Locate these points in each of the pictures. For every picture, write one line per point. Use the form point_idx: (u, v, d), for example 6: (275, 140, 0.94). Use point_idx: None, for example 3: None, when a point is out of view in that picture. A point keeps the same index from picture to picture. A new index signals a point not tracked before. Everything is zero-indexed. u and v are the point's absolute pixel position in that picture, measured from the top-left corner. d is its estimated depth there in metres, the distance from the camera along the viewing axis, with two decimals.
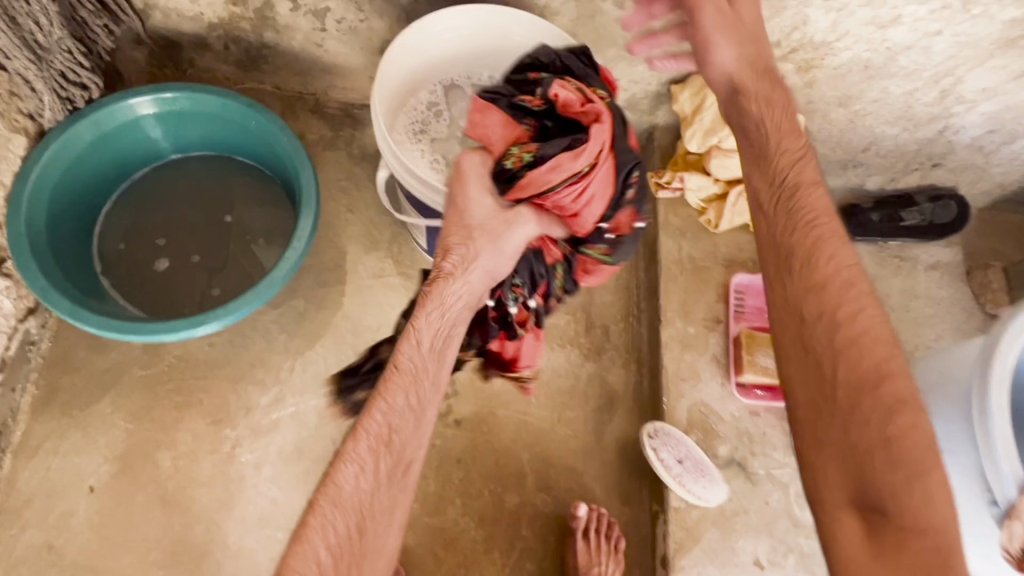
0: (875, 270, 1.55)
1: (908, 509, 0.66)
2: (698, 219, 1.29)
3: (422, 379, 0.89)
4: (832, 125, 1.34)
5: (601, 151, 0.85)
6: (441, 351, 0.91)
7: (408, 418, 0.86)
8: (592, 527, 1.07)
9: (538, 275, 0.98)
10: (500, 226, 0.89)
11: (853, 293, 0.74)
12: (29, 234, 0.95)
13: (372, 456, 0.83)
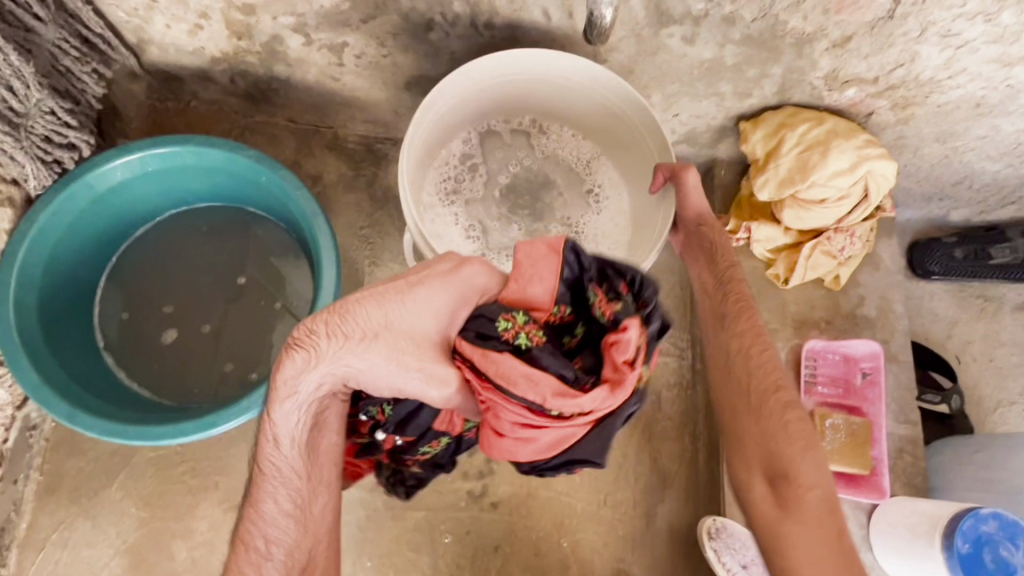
0: (955, 313, 1.39)
1: (811, 478, 0.78)
2: (765, 271, 1.15)
3: (281, 475, 0.78)
4: (923, 160, 1.16)
5: (581, 418, 0.67)
6: (310, 449, 0.79)
7: (288, 526, 0.78)
8: None
9: (411, 429, 0.83)
10: (400, 356, 0.73)
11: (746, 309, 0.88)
12: (18, 323, 0.85)
13: (260, 571, 0.75)
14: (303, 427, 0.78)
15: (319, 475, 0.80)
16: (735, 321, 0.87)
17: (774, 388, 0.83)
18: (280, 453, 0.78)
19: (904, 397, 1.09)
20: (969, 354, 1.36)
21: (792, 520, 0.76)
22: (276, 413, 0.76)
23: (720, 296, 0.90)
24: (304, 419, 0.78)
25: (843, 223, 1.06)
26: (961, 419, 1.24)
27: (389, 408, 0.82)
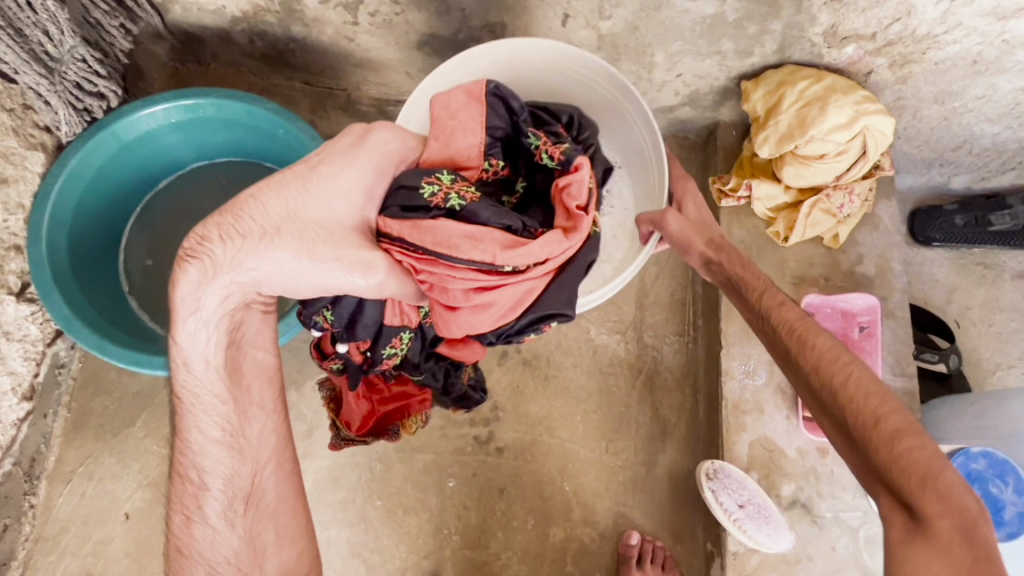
0: (954, 279, 1.41)
1: (937, 508, 0.67)
2: (765, 230, 1.18)
3: (202, 404, 0.79)
4: (923, 123, 1.18)
5: (540, 268, 0.75)
6: (230, 369, 0.80)
7: (221, 456, 0.81)
8: (647, 558, 1.04)
9: (362, 332, 0.84)
10: (307, 249, 0.70)
11: (809, 339, 0.80)
12: (51, 259, 0.89)
13: (200, 508, 0.82)
14: (216, 354, 0.78)
15: (246, 400, 0.82)
16: (802, 353, 0.80)
17: (876, 419, 0.73)
18: (190, 382, 0.79)
19: (900, 351, 1.12)
20: (969, 319, 1.38)
21: (928, 558, 0.65)
22: (181, 344, 0.76)
23: (773, 332, 0.83)
24: (213, 346, 0.77)
25: (842, 179, 1.09)
26: (958, 379, 1.26)
27: (329, 314, 0.82)
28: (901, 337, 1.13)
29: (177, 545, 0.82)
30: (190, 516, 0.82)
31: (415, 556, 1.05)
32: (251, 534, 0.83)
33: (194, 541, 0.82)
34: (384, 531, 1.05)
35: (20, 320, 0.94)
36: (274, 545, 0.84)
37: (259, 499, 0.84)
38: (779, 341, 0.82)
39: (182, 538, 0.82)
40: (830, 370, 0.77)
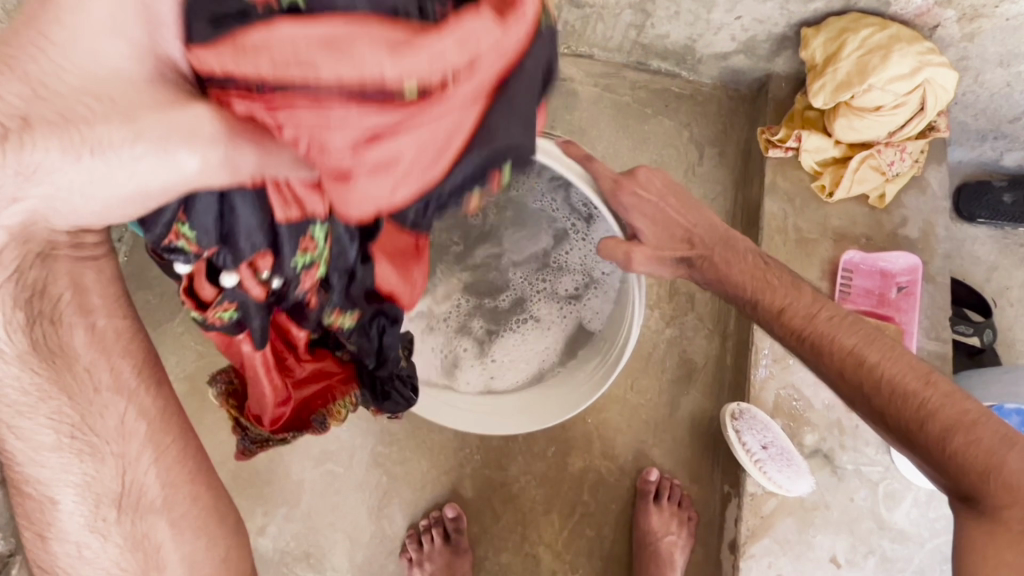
0: (996, 258, 1.38)
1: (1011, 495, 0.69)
2: (810, 183, 1.17)
3: (5, 398, 0.54)
4: (983, 88, 1.16)
5: (467, 87, 0.42)
6: (51, 342, 0.55)
7: (68, 465, 0.58)
8: (664, 493, 1.05)
9: (250, 246, 0.55)
10: (80, 145, 0.44)
11: (841, 345, 0.81)
12: None
13: (58, 521, 0.59)
14: (14, 335, 0.52)
15: (77, 386, 0.57)
16: (823, 359, 0.82)
17: (923, 417, 0.75)
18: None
19: (937, 316, 1.11)
20: (1006, 299, 1.36)
21: (1003, 544, 0.68)
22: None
23: (798, 342, 0.84)
24: (1, 327, 0.51)
25: (895, 135, 1.07)
26: (990, 354, 1.25)
27: (187, 233, 0.53)
28: (939, 302, 1.12)
29: (45, 566, 0.61)
30: (46, 534, 0.60)
31: (436, 471, 1.07)
32: (137, 541, 0.62)
33: (59, 561, 0.60)
34: (406, 446, 1.06)
35: None
36: (172, 544, 0.64)
37: (138, 499, 0.62)
38: (810, 350, 0.83)
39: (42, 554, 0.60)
40: (869, 372, 0.79)
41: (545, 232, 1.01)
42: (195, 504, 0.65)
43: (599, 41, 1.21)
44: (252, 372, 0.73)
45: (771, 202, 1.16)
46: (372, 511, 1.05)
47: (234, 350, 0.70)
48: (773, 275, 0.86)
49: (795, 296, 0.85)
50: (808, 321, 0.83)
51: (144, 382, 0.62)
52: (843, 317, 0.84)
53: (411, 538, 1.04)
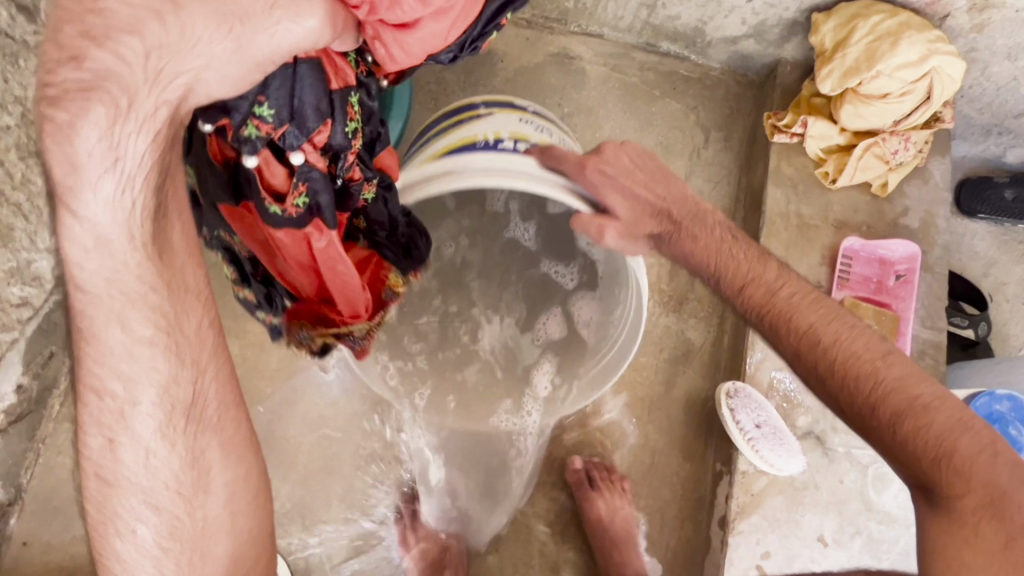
0: (995, 254, 1.39)
1: (960, 485, 0.69)
2: (814, 170, 1.17)
3: (120, 293, 0.56)
4: (990, 82, 1.16)
5: None
6: (161, 245, 0.57)
7: (158, 364, 0.60)
8: (595, 475, 1.07)
9: (315, 112, 0.59)
10: (230, 23, 0.48)
11: (800, 324, 0.82)
12: None
13: (127, 424, 0.61)
14: (142, 224, 0.54)
15: (179, 285, 0.60)
16: (783, 338, 0.83)
17: (877, 400, 0.76)
18: (83, 278, 0.54)
19: (934, 306, 1.12)
20: (1003, 294, 1.37)
21: (957, 534, 0.68)
22: (82, 195, 0.50)
23: (761, 321, 0.85)
24: (136, 219, 0.53)
25: (901, 124, 1.08)
26: (983, 347, 1.26)
27: (261, 113, 0.57)
28: (936, 292, 1.13)
29: (102, 475, 0.62)
30: (114, 436, 0.61)
31: None
32: (193, 455, 0.65)
33: (121, 466, 0.62)
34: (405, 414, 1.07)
35: None
36: (220, 464, 0.67)
37: (200, 413, 0.65)
38: (769, 328, 0.84)
39: (107, 463, 0.62)
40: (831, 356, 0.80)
41: (519, 302, 1.04)
42: (241, 426, 0.69)
43: (609, 20, 1.21)
44: (332, 261, 0.70)
45: (775, 186, 1.17)
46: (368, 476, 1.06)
47: (306, 245, 0.68)
48: (737, 250, 0.87)
49: (760, 272, 0.86)
50: (770, 299, 0.84)
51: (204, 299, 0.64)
52: (810, 297, 0.84)
53: (404, 501, 1.06)
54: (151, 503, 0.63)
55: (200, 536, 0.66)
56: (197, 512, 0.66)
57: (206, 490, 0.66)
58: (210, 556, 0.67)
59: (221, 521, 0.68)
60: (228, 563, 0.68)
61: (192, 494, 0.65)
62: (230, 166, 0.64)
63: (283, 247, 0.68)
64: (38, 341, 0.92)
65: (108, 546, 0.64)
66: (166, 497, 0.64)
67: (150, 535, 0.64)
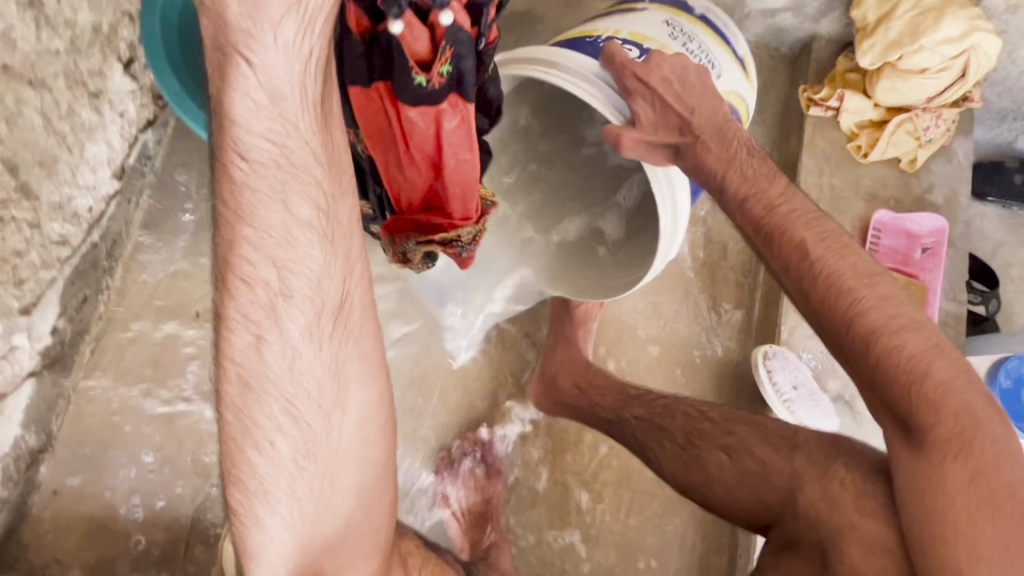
0: (1002, 236, 1.44)
1: (977, 443, 0.62)
2: (845, 144, 1.20)
3: (275, 162, 0.62)
4: (1014, 65, 1.20)
5: None
6: (320, 116, 0.64)
7: (315, 251, 0.65)
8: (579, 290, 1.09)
9: None
10: None
11: (806, 246, 0.73)
12: (164, 33, 0.88)
13: (277, 320, 0.65)
14: (311, 83, 0.62)
15: (336, 164, 0.66)
16: (776, 255, 0.74)
17: (868, 333, 0.67)
18: (251, 143, 0.60)
19: (956, 279, 1.16)
20: (1009, 275, 1.43)
21: (959, 492, 0.61)
22: (265, 42, 0.58)
23: (761, 238, 0.76)
24: (302, 78, 0.61)
25: (933, 101, 1.10)
26: (993, 324, 1.31)
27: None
28: (958, 266, 1.17)
29: (245, 376, 0.65)
30: (262, 332, 0.64)
31: (470, 397, 1.08)
32: (335, 362, 0.68)
33: (266, 367, 0.65)
34: (446, 373, 1.07)
35: (122, 94, 0.91)
36: (356, 380, 0.70)
37: (347, 313, 0.68)
38: (779, 249, 0.74)
39: (247, 358, 0.64)
40: (827, 289, 0.70)
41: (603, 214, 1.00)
42: (379, 342, 0.72)
43: None
44: (455, 147, 0.73)
45: (809, 158, 1.19)
46: (406, 434, 1.05)
47: (436, 122, 0.71)
48: (762, 177, 0.79)
49: (774, 195, 0.77)
50: (781, 217, 0.75)
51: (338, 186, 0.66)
52: (819, 218, 0.75)
53: (443, 458, 1.05)
54: (293, 409, 0.66)
55: (332, 458, 0.69)
56: (334, 432, 0.69)
57: (342, 394, 0.69)
58: (339, 481, 0.70)
59: (353, 444, 0.70)
60: (355, 492, 0.72)
61: (332, 402, 0.68)
62: (369, 38, 0.68)
63: (411, 132, 0.71)
64: (76, 283, 0.89)
65: (241, 458, 0.66)
66: (305, 406, 0.67)
67: (285, 450, 0.67)
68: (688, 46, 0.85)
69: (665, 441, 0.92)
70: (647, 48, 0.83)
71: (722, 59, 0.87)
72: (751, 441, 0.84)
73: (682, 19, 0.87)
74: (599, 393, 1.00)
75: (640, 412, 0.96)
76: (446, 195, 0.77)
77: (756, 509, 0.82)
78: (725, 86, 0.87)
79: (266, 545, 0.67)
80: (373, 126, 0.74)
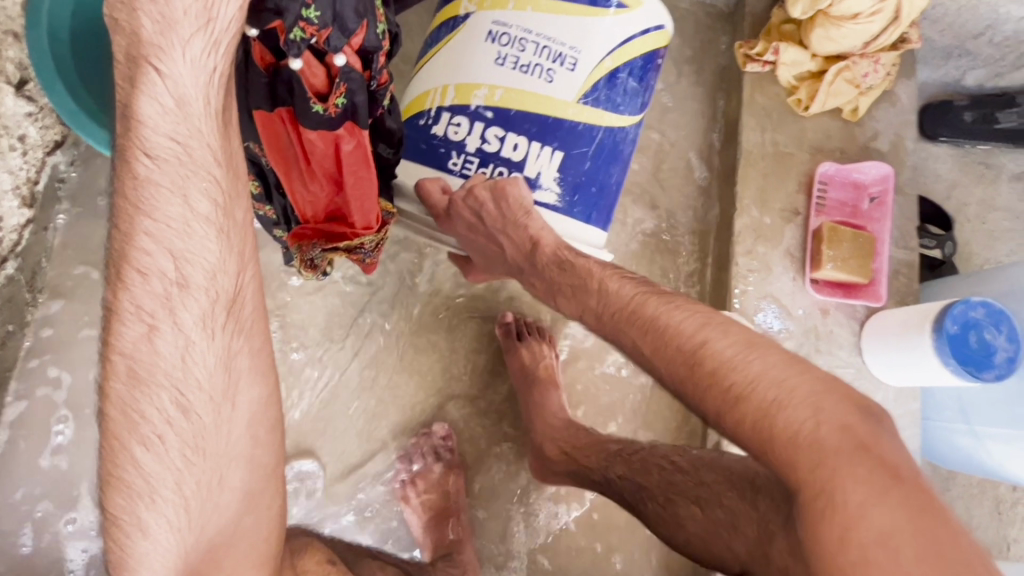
0: (956, 177, 1.43)
1: (844, 496, 0.52)
2: (786, 99, 1.17)
3: (171, 164, 0.59)
4: (952, 1, 1.17)
5: None
6: (224, 120, 0.60)
7: (211, 243, 0.62)
8: (523, 331, 1.06)
9: (354, 14, 0.59)
10: None
11: (647, 320, 0.70)
12: (54, 49, 0.83)
13: (171, 311, 0.62)
14: (217, 90, 0.58)
15: (237, 166, 0.63)
16: (628, 335, 0.72)
17: (720, 399, 0.62)
18: (154, 141, 0.58)
19: (906, 226, 1.15)
20: (965, 215, 1.42)
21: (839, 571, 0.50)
22: (173, 54, 0.56)
23: (610, 320, 0.75)
24: (214, 84, 0.58)
25: (870, 46, 1.07)
26: (950, 266, 1.31)
27: (309, 15, 0.57)
28: (908, 214, 1.15)
29: (134, 368, 0.62)
30: (155, 322, 0.62)
31: (422, 392, 1.06)
32: (226, 360, 0.65)
33: (158, 358, 0.62)
34: (395, 370, 1.05)
35: (19, 118, 0.86)
36: (250, 377, 0.67)
37: (240, 310, 0.65)
38: (626, 332, 0.72)
39: (137, 347, 0.62)
40: (670, 358, 0.67)
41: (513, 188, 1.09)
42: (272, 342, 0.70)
43: None
44: (354, 168, 0.72)
45: (750, 116, 1.16)
46: (359, 437, 1.04)
47: (334, 147, 0.69)
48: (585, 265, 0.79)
49: (597, 288, 0.77)
50: (620, 305, 0.74)
51: (237, 191, 0.63)
52: (657, 293, 0.73)
53: (402, 459, 1.04)
54: (180, 403, 0.64)
55: (221, 457, 0.66)
56: (223, 429, 0.66)
57: (234, 399, 0.66)
58: (227, 482, 0.67)
59: (242, 446, 0.67)
60: (244, 494, 0.69)
61: (220, 402, 0.65)
62: (271, 71, 0.65)
63: (311, 152, 0.70)
64: None
65: (125, 452, 0.63)
66: (197, 400, 0.64)
67: (172, 444, 0.64)
68: (521, 62, 0.82)
69: (646, 499, 0.86)
70: (476, 106, 0.83)
71: (570, 38, 0.82)
72: (723, 490, 0.79)
73: (507, 13, 0.83)
74: (582, 454, 0.95)
75: (621, 470, 0.90)
76: (346, 208, 0.77)
77: (729, 564, 0.75)
78: (584, 70, 0.83)
79: (148, 551, 0.64)
80: (275, 144, 0.72)
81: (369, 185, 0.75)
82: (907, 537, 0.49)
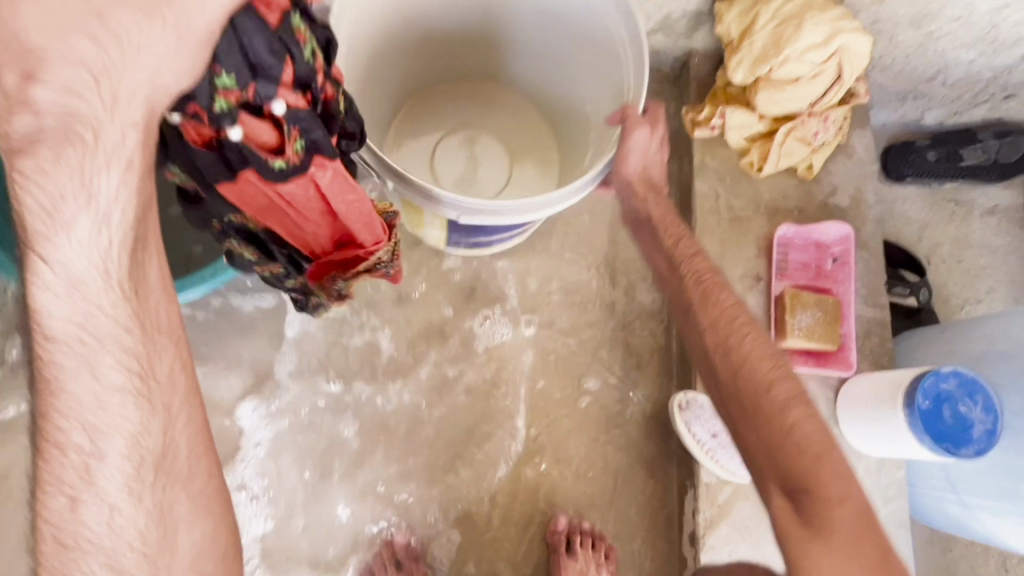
0: (927, 217, 1.40)
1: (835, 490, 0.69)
2: (739, 161, 1.14)
3: (77, 345, 0.57)
4: (898, 50, 1.16)
5: None
6: (134, 285, 0.59)
7: (129, 413, 0.59)
8: (574, 540, 1.00)
9: (271, 54, 0.53)
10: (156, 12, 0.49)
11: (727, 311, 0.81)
12: None
13: (92, 483, 0.58)
14: (116, 259, 0.57)
15: (154, 321, 0.60)
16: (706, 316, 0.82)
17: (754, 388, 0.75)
18: (56, 328, 0.56)
19: (874, 283, 1.11)
20: (939, 256, 1.38)
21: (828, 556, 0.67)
22: (57, 241, 0.54)
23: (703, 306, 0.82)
24: (112, 255, 0.56)
25: (817, 105, 1.05)
26: (928, 313, 1.26)
27: (225, 82, 0.53)
28: (875, 268, 1.12)
29: (60, 537, 0.58)
30: (77, 494, 0.58)
31: (382, 498, 1.02)
32: (161, 508, 0.61)
33: (84, 527, 0.58)
34: (352, 475, 1.02)
35: None
36: (189, 518, 0.63)
37: (173, 459, 0.62)
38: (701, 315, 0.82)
39: (58, 521, 0.58)
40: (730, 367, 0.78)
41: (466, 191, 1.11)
42: (218, 473, 0.65)
43: None
44: (342, 193, 0.64)
45: (702, 182, 1.14)
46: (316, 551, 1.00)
47: (314, 190, 0.62)
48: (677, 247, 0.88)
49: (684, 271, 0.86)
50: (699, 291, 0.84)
51: (152, 346, 0.60)
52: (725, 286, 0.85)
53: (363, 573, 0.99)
54: (112, 565, 0.59)
55: None
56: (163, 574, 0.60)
57: (171, 540, 0.61)
58: None
59: None
60: None
61: (159, 550, 0.60)
62: (214, 145, 0.57)
63: (294, 202, 0.63)
64: None
65: None
66: (130, 559, 0.59)
67: None
68: None
69: None
70: None
71: None
72: None
73: None
74: None
75: None
76: (354, 229, 0.70)
77: None
78: None
79: None
80: (252, 211, 0.66)
81: (361, 204, 0.67)
82: (876, 531, 0.69)
